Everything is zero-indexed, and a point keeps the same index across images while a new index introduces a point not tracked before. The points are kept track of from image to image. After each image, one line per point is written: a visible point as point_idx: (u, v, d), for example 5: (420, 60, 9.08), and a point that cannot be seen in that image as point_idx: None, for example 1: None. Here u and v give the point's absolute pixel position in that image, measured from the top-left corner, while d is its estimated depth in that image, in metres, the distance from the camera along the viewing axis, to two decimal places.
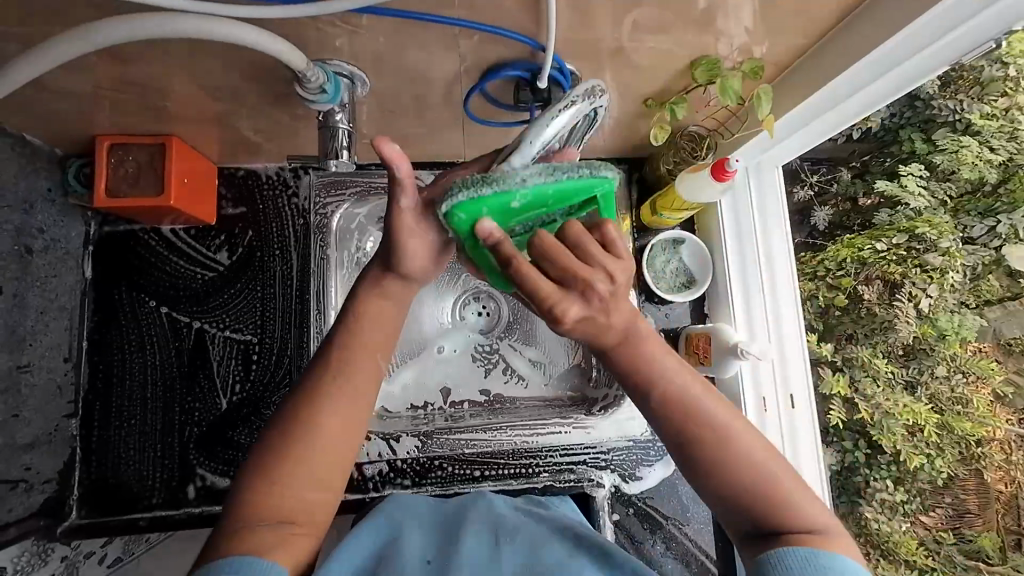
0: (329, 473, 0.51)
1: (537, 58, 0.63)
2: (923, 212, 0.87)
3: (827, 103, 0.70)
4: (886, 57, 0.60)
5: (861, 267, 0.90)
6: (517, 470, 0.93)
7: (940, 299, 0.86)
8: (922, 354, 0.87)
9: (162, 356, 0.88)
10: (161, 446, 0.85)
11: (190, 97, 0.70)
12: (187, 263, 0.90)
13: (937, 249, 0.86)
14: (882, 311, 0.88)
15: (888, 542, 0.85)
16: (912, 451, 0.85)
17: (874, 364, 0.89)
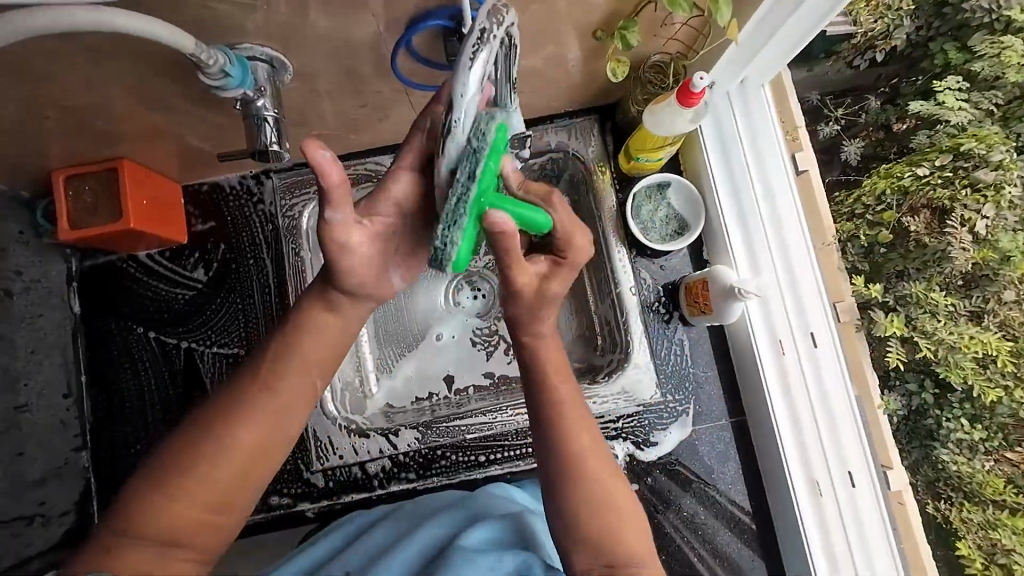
0: (226, 496, 0.51)
1: (456, 1, 0.57)
2: (968, 126, 0.74)
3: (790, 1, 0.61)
4: None
5: (903, 198, 0.77)
6: (523, 450, 0.89)
7: (997, 219, 0.73)
8: (985, 280, 0.74)
9: (156, 379, 0.88)
10: None
11: (121, 113, 0.68)
12: (168, 285, 0.90)
13: (988, 164, 0.73)
14: (934, 241, 0.75)
15: (971, 483, 0.73)
16: (989, 387, 0.72)
17: (932, 299, 0.75)
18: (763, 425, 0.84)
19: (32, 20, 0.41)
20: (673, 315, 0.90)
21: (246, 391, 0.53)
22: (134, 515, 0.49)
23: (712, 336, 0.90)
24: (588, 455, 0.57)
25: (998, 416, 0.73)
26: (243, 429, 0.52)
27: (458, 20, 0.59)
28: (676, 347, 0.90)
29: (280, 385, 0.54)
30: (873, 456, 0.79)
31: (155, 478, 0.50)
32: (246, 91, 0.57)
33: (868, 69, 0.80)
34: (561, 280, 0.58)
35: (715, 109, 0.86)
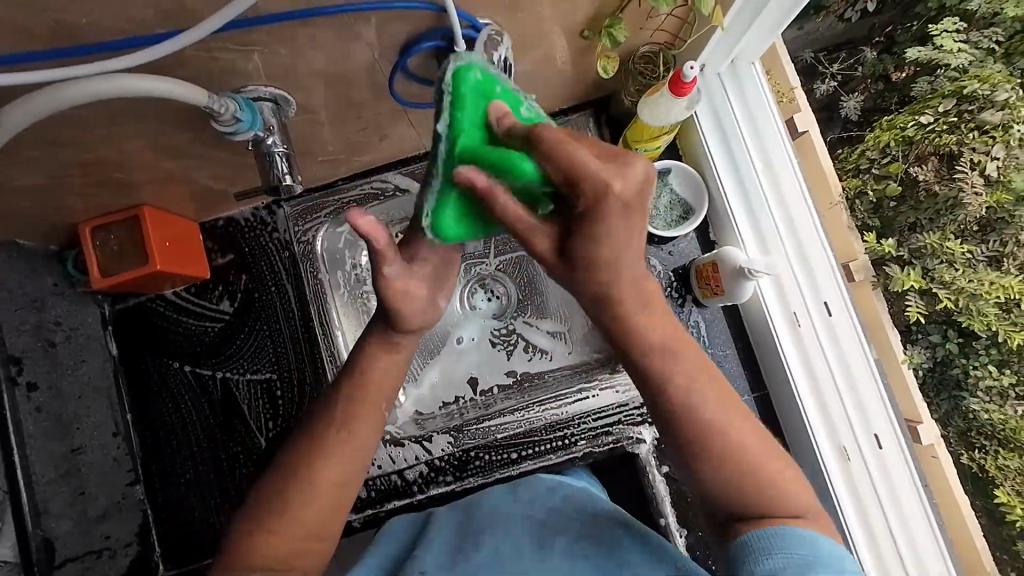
0: (316, 528, 0.55)
1: (446, 21, 0.60)
2: (968, 68, 0.82)
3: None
4: None
5: (908, 147, 0.84)
6: (553, 444, 0.90)
7: (1009, 158, 0.80)
8: (999, 223, 0.82)
9: (198, 410, 0.92)
10: (218, 494, 0.90)
11: (138, 163, 0.71)
12: (197, 319, 0.94)
13: (994, 103, 0.80)
14: (945, 188, 0.82)
15: (1008, 430, 0.78)
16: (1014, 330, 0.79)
17: (947, 247, 0.82)
18: (786, 394, 0.86)
19: (58, 95, 0.44)
20: (686, 298, 0.91)
21: (322, 430, 0.55)
22: (245, 546, 0.54)
23: (726, 315, 0.92)
24: (727, 423, 0.50)
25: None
26: (326, 466, 0.54)
27: (450, 39, 0.61)
28: (693, 328, 0.91)
29: (349, 418, 0.55)
30: (894, 410, 0.81)
31: (258, 517, 0.54)
32: (255, 131, 0.60)
33: (860, 21, 0.85)
34: (623, 180, 0.42)
35: (710, 92, 0.87)
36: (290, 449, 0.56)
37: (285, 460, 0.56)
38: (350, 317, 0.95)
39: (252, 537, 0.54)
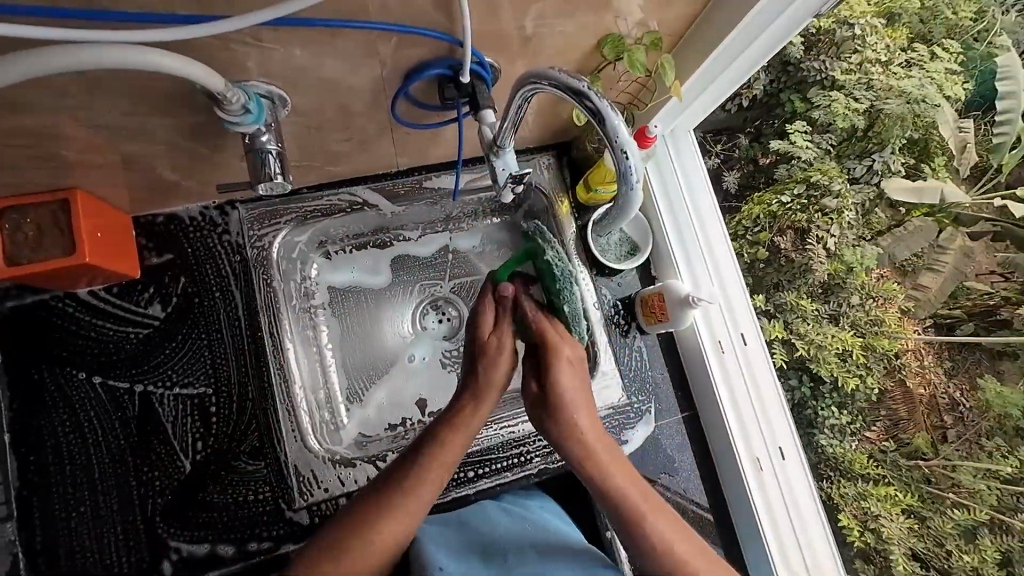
0: (416, 511, 0.61)
1: (456, 54, 0.66)
2: (813, 162, 1.10)
3: (727, 58, 0.76)
4: (745, 32, 0.71)
5: (772, 219, 1.07)
6: (508, 461, 0.93)
7: (841, 238, 1.07)
8: (837, 287, 1.06)
9: (105, 430, 0.80)
10: (124, 528, 0.77)
11: (88, 142, 0.64)
12: (115, 324, 0.83)
13: (831, 193, 1.08)
14: (799, 257, 1.06)
15: (845, 462, 0.99)
16: (847, 375, 1.00)
17: (802, 305, 1.05)
18: (709, 413, 0.99)
19: (71, 58, 0.41)
20: (631, 326, 1.02)
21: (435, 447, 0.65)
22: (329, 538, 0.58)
23: (662, 343, 1.04)
24: (639, 499, 0.62)
25: (856, 399, 1.01)
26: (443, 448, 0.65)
27: (456, 70, 0.68)
28: (636, 354, 1.02)
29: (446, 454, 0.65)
30: (793, 427, 0.98)
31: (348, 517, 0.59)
32: (258, 126, 0.60)
33: (737, 112, 1.11)
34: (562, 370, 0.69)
35: (655, 151, 1.04)
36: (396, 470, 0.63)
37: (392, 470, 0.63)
38: (298, 329, 0.91)
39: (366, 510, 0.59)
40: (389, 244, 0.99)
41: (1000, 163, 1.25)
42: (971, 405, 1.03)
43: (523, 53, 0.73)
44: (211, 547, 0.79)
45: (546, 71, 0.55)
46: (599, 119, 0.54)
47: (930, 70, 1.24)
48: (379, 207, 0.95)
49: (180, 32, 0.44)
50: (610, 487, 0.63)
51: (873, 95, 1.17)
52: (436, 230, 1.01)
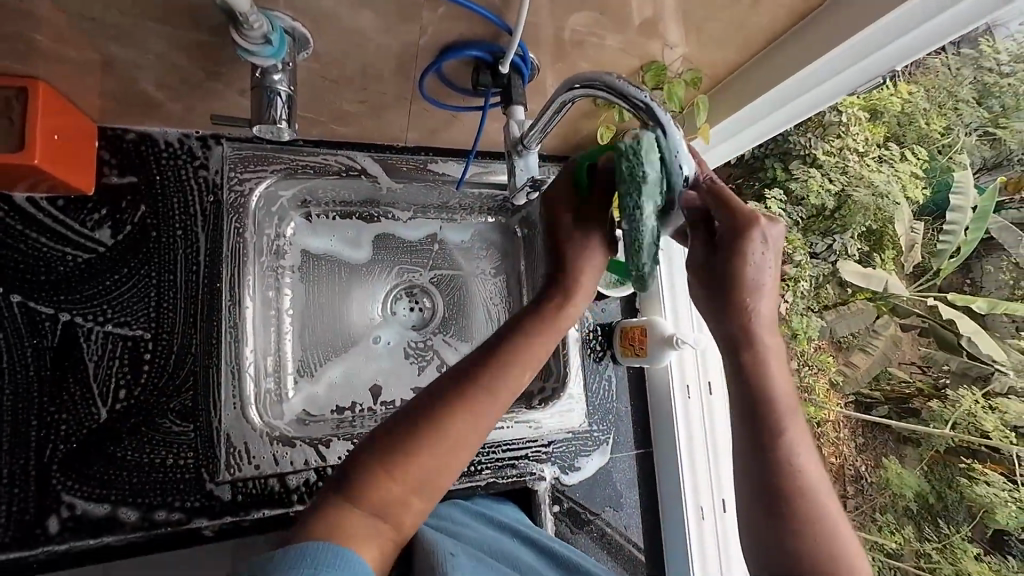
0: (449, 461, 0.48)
1: (500, 41, 0.62)
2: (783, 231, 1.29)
3: (764, 109, 0.75)
4: (781, 94, 0.71)
5: None
6: (457, 469, 0.89)
7: (791, 305, 1.28)
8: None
9: (13, 357, 0.69)
10: (10, 472, 0.67)
11: (70, 33, 0.56)
12: (52, 241, 0.73)
13: (793, 263, 1.28)
14: None
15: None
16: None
17: None
18: (663, 456, 0.99)
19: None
20: (606, 353, 1.01)
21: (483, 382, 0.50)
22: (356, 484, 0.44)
23: (631, 379, 1.03)
24: (804, 451, 0.50)
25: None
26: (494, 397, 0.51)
27: (495, 58, 0.64)
28: (604, 382, 1.01)
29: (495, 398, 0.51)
30: None
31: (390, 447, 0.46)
32: (274, 62, 0.54)
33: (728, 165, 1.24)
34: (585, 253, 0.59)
35: None
36: (427, 414, 0.48)
37: (418, 417, 0.48)
38: (260, 288, 0.83)
39: (369, 476, 0.45)
40: (375, 219, 0.94)
41: (939, 266, 1.41)
42: (873, 480, 1.26)
43: (563, 57, 0.70)
44: (113, 509, 0.70)
45: (596, 79, 0.52)
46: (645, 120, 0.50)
47: (898, 169, 1.40)
48: (375, 178, 0.90)
49: None
50: (766, 416, 0.50)
51: (846, 179, 1.35)
52: (426, 214, 0.97)
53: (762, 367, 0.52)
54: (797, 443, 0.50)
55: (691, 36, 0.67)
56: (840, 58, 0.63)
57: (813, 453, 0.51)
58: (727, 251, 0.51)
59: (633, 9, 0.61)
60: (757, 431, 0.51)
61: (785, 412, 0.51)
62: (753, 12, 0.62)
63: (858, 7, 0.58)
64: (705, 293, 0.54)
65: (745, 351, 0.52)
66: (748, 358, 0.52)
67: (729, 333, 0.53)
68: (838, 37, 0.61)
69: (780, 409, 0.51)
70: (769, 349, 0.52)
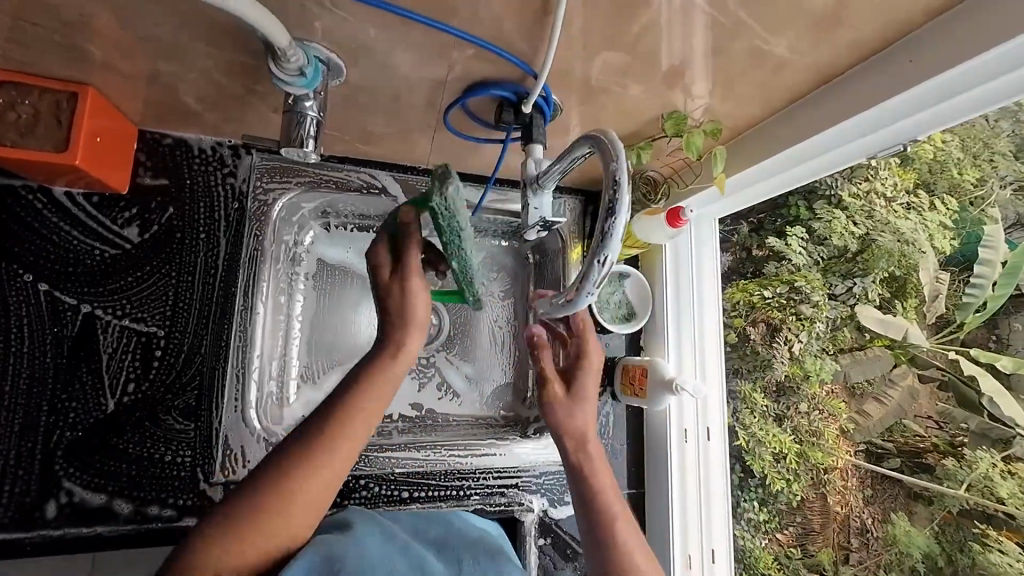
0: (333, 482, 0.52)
1: (526, 84, 0.64)
2: (801, 268, 0.96)
3: (781, 164, 0.75)
4: (798, 153, 0.72)
5: (750, 309, 0.99)
6: (446, 492, 0.89)
7: None
8: (789, 391, 0.96)
9: (33, 343, 0.72)
10: (17, 455, 0.70)
11: (123, 47, 0.59)
12: (83, 235, 0.76)
13: None
14: (765, 352, 0.98)
15: (749, 556, 0.96)
16: (778, 477, 0.94)
17: (753, 399, 0.98)
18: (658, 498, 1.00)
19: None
20: (606, 389, 1.01)
21: (342, 411, 0.53)
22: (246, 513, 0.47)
23: (629, 417, 1.04)
24: (634, 547, 0.54)
25: (778, 499, 0.94)
26: (371, 401, 0.55)
27: (520, 97, 0.66)
28: (603, 418, 1.01)
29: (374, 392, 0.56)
30: (733, 533, 0.97)
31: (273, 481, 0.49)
32: (307, 92, 0.56)
33: None
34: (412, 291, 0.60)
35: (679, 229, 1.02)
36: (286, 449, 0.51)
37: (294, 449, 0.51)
38: (272, 295, 0.84)
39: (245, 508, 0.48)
40: None
41: None
42: (879, 534, 0.89)
43: (587, 103, 0.72)
44: (108, 500, 0.72)
45: (611, 135, 0.47)
46: (610, 211, 0.45)
47: None
48: (395, 196, 0.91)
49: None
50: (595, 513, 0.56)
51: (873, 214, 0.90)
52: None
53: (589, 470, 0.58)
54: (627, 540, 0.54)
55: (715, 91, 0.68)
56: (859, 125, 0.63)
57: (641, 544, 0.55)
58: (578, 371, 0.66)
59: (660, 62, 0.62)
60: (591, 524, 0.56)
61: (613, 506, 0.56)
62: (776, 73, 0.63)
63: (879, 79, 0.58)
64: (548, 407, 0.63)
65: (578, 457, 0.60)
66: (579, 461, 0.59)
67: (562, 438, 0.61)
68: (859, 105, 0.61)
69: (605, 506, 0.56)
70: (597, 453, 0.60)
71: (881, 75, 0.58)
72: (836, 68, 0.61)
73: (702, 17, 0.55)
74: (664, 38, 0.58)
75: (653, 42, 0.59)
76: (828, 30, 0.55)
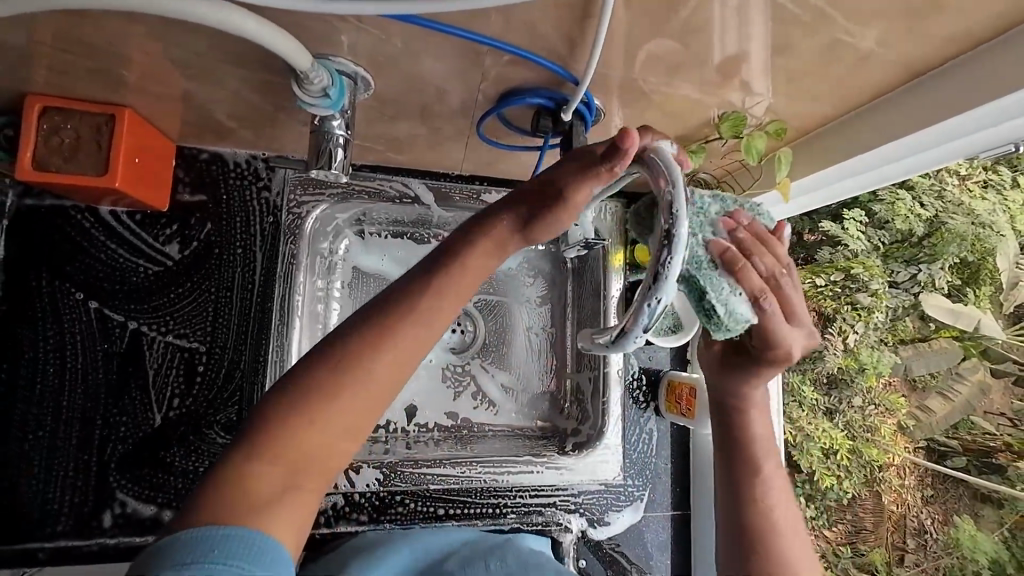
0: (344, 428, 0.41)
1: (565, 89, 0.59)
2: (858, 255, 1.12)
3: (856, 169, 0.66)
4: (870, 160, 0.64)
5: (804, 298, 1.10)
6: (481, 510, 0.87)
7: (863, 335, 1.12)
8: (843, 385, 1.12)
9: (86, 358, 0.75)
10: (74, 466, 0.73)
11: (153, 71, 0.58)
12: (128, 252, 0.78)
13: (867, 290, 1.10)
14: (819, 341, 1.11)
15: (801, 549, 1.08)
16: (825, 472, 1.07)
17: (803, 390, 1.10)
18: (703, 522, 0.91)
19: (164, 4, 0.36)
20: (650, 404, 0.95)
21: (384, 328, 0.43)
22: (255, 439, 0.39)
23: (675, 433, 0.96)
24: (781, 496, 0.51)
25: (828, 497, 1.09)
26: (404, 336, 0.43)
27: (558, 104, 0.61)
28: (645, 435, 0.95)
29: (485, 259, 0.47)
30: None
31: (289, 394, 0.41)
32: (332, 111, 0.53)
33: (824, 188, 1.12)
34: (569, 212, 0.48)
35: None
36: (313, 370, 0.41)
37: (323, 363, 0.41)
38: (309, 305, 0.84)
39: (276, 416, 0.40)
40: (427, 241, 0.92)
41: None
42: (941, 539, 1.18)
43: (634, 106, 0.65)
44: (158, 511, 0.74)
45: (661, 152, 0.42)
46: (667, 246, 0.38)
47: (1008, 198, 1.22)
48: (429, 205, 0.89)
49: (318, 5, 0.39)
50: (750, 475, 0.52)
51: (941, 205, 1.18)
52: None
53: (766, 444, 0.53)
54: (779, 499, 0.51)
55: (785, 89, 0.59)
56: (952, 127, 0.55)
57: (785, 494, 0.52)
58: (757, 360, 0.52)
59: (730, 58, 0.54)
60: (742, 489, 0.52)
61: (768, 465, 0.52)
62: (857, 66, 0.54)
63: (985, 76, 0.50)
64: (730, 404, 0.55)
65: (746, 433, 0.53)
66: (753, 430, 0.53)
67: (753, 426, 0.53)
68: (962, 102, 0.52)
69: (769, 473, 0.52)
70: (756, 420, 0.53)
71: (996, 64, 0.49)
72: (934, 56, 0.52)
73: (771, 9, 0.47)
74: (724, 33, 0.50)
75: (714, 38, 0.51)
76: (929, 14, 0.46)
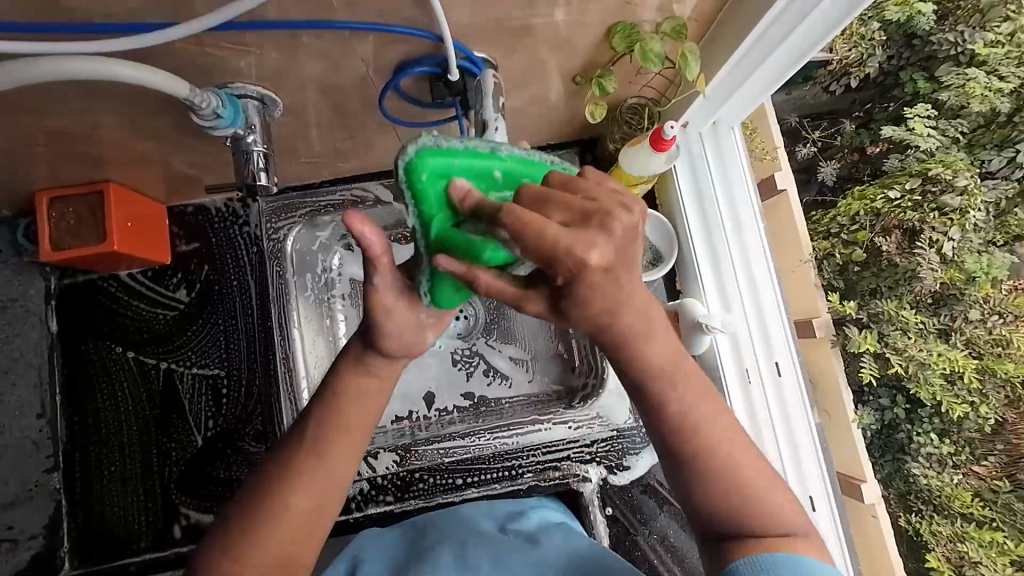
0: (303, 519, 0.51)
1: (442, 50, 0.61)
2: (934, 153, 0.96)
3: (767, 43, 0.65)
4: (768, 32, 0.62)
5: (878, 217, 0.94)
6: (498, 474, 0.90)
7: (963, 241, 0.93)
8: (952, 299, 0.94)
9: (134, 401, 0.88)
10: (143, 490, 0.85)
11: (110, 141, 0.69)
12: (148, 304, 0.90)
13: (955, 189, 0.92)
14: (906, 260, 0.92)
15: (939, 497, 0.94)
16: (953, 401, 0.92)
17: (903, 316, 0.92)
18: None
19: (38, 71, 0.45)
20: None
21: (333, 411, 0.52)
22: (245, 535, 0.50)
23: None
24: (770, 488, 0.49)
25: (964, 429, 0.94)
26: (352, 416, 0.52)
27: (444, 67, 0.63)
28: None
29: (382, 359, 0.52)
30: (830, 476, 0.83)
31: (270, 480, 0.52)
32: (235, 129, 0.61)
33: (842, 93, 1.02)
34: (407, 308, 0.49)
35: (689, 142, 0.91)
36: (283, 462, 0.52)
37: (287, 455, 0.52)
38: (311, 319, 0.91)
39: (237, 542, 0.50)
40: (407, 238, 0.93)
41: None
42: None
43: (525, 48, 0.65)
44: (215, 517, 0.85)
45: None
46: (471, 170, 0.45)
47: None
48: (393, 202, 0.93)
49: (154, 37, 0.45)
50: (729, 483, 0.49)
51: None
52: None
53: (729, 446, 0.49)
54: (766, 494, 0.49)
55: None
56: None
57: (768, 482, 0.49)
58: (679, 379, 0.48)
59: None
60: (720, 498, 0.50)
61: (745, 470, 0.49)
62: None
63: None
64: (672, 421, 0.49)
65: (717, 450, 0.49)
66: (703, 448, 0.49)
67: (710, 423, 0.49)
68: None
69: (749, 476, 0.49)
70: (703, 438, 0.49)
71: None
72: None
73: None
74: None
75: None
76: None
